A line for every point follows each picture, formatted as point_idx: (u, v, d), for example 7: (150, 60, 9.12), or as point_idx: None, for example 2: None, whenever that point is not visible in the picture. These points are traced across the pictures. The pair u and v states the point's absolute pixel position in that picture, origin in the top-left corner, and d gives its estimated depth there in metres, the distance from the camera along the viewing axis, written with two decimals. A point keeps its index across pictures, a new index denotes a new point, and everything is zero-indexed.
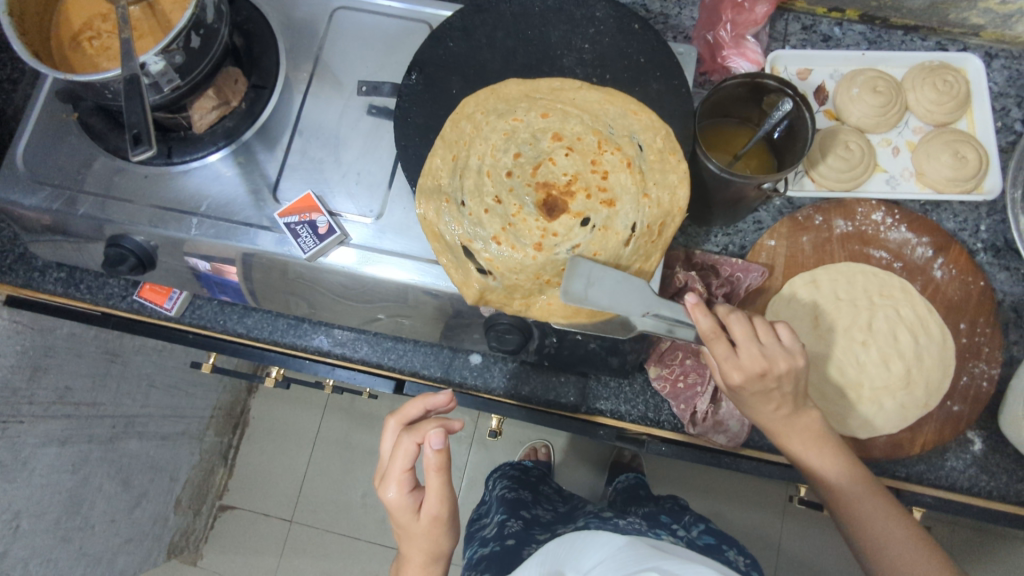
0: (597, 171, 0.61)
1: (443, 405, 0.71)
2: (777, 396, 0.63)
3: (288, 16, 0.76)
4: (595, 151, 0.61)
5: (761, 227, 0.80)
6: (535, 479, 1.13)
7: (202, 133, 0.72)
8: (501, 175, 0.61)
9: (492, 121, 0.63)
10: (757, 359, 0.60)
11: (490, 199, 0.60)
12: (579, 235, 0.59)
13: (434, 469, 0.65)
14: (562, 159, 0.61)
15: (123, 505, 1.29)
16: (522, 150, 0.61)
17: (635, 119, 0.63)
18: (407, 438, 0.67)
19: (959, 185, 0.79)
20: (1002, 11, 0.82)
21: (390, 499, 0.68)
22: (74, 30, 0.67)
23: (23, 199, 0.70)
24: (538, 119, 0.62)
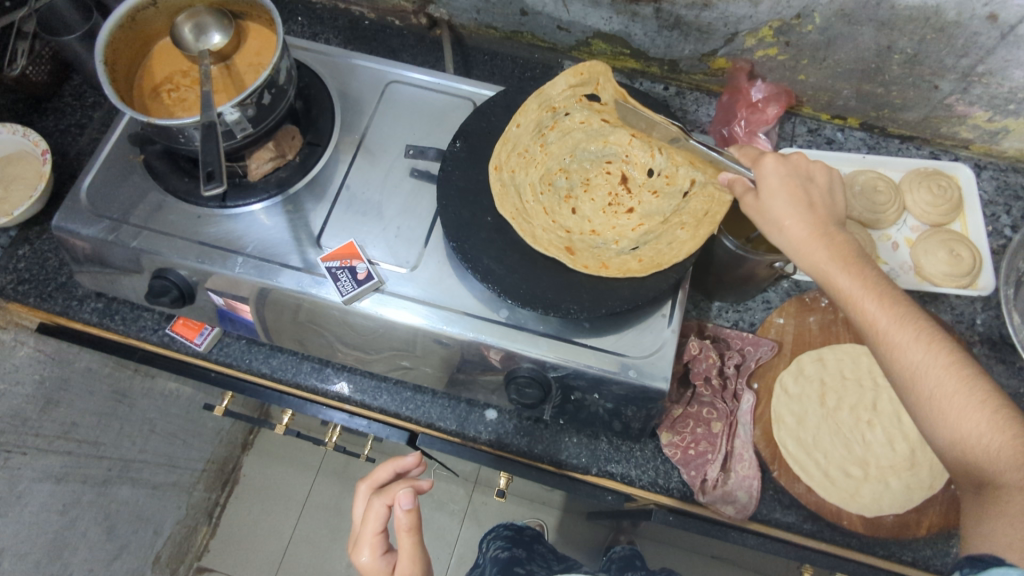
0: (634, 193, 0.76)
1: (412, 466, 0.70)
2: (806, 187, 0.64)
3: (347, 86, 0.85)
4: (647, 189, 0.76)
5: (769, 307, 0.86)
6: (531, 537, 1.11)
7: (256, 181, 0.77)
8: (561, 168, 0.77)
9: (589, 134, 0.78)
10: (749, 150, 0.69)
11: (548, 182, 0.77)
12: None
13: (405, 529, 0.62)
14: (612, 165, 0.78)
15: (104, 556, 1.18)
16: (590, 154, 0.78)
17: (695, 193, 0.73)
18: (377, 500, 0.65)
19: (956, 281, 0.84)
20: (989, 128, 0.90)
21: (363, 564, 0.65)
22: (155, 82, 0.74)
23: (80, 229, 0.75)
24: (625, 138, 0.77)
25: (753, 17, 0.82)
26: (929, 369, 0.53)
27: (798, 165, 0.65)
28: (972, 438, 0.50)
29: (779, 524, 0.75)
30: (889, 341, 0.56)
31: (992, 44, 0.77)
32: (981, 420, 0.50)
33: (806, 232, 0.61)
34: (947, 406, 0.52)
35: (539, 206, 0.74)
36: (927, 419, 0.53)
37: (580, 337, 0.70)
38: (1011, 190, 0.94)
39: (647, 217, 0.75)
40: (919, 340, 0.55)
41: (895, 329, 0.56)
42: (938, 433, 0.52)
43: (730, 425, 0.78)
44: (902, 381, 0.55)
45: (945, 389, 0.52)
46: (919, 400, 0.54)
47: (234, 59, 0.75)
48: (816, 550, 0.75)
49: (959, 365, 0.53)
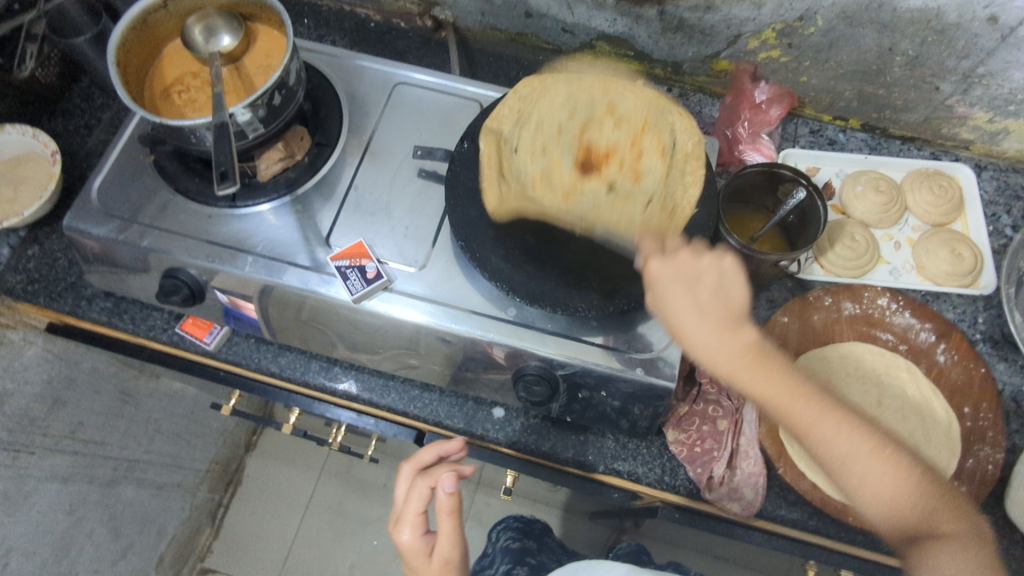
0: (620, 165, 0.72)
1: (456, 452, 0.70)
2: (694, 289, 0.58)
3: (354, 88, 0.85)
4: (637, 133, 0.73)
5: (773, 306, 0.87)
6: (541, 530, 1.11)
7: (265, 182, 0.78)
8: (553, 133, 0.73)
9: (559, 87, 0.75)
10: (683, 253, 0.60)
11: (538, 151, 0.73)
12: (601, 198, 0.70)
13: (446, 513, 0.62)
14: (609, 133, 0.73)
15: (109, 556, 1.18)
16: (590, 120, 0.74)
17: (678, 118, 0.74)
18: (422, 481, 0.66)
19: (957, 279, 0.86)
20: (990, 128, 0.91)
21: (403, 543, 0.65)
22: (165, 83, 0.75)
23: (90, 228, 0.75)
24: (598, 92, 0.75)
25: (756, 19, 0.83)
26: (856, 453, 0.55)
27: (686, 264, 0.60)
28: (903, 509, 0.54)
29: (785, 521, 0.76)
30: (814, 435, 0.56)
31: (992, 46, 0.78)
32: (898, 482, 0.55)
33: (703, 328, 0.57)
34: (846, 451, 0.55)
35: (517, 172, 0.72)
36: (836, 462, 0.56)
37: (587, 335, 0.71)
38: (1011, 190, 0.95)
39: (622, 194, 0.71)
40: (840, 429, 0.56)
41: (816, 427, 0.56)
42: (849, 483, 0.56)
43: (736, 423, 0.78)
44: (826, 464, 0.56)
45: (869, 470, 0.55)
46: (828, 464, 0.57)
47: (244, 60, 0.76)
48: (820, 548, 0.77)
49: (881, 443, 0.56)
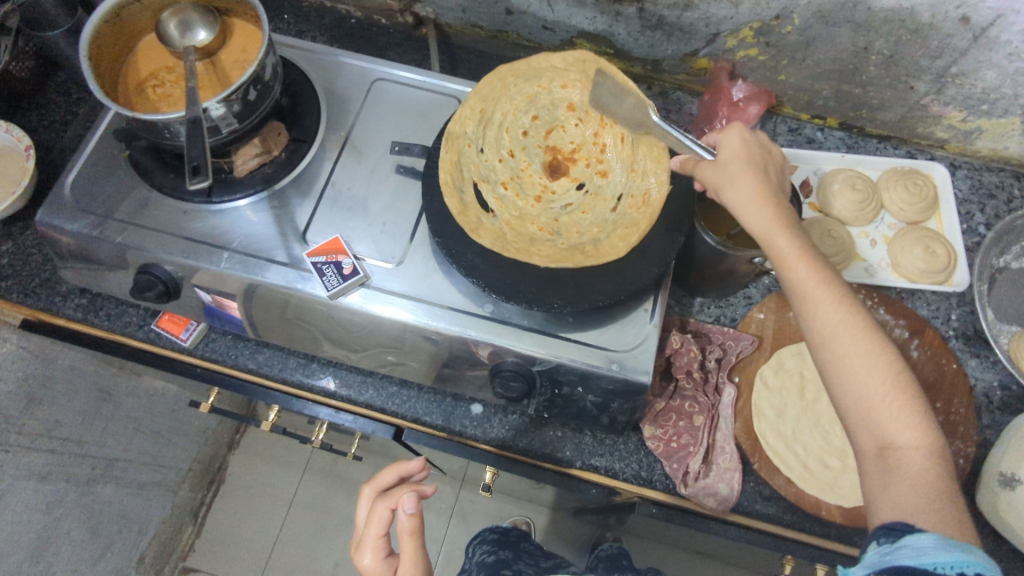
0: (586, 163, 0.77)
1: (418, 471, 0.69)
2: (759, 176, 0.65)
3: (332, 83, 0.85)
4: (599, 124, 0.76)
5: (751, 302, 0.88)
6: (517, 538, 1.13)
7: (241, 177, 0.77)
8: (518, 133, 0.77)
9: (519, 85, 0.76)
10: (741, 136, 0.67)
11: (505, 152, 0.77)
12: (573, 197, 0.76)
13: (408, 533, 0.62)
14: (571, 129, 0.78)
15: (88, 556, 1.16)
16: (553, 117, 0.78)
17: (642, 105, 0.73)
18: (381, 504, 0.65)
19: (930, 277, 0.87)
20: (964, 128, 0.93)
21: (364, 566, 0.64)
22: (139, 78, 0.74)
23: (64, 224, 0.75)
24: (556, 86, 0.76)
25: (733, 18, 0.83)
26: (868, 385, 0.55)
27: (760, 139, 0.68)
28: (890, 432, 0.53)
29: (760, 515, 0.77)
30: (835, 349, 0.57)
31: (965, 46, 0.79)
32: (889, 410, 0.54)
33: (768, 217, 0.62)
34: (863, 367, 0.55)
35: (486, 173, 0.75)
36: (834, 371, 0.57)
37: (563, 332, 0.71)
38: (985, 189, 0.96)
39: (591, 195, 0.76)
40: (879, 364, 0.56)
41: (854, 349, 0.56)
42: (846, 395, 0.56)
43: (711, 419, 0.79)
44: (835, 379, 0.57)
45: (866, 394, 0.55)
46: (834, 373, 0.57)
47: (219, 55, 0.75)
48: (796, 542, 0.77)
49: (894, 374, 0.55)
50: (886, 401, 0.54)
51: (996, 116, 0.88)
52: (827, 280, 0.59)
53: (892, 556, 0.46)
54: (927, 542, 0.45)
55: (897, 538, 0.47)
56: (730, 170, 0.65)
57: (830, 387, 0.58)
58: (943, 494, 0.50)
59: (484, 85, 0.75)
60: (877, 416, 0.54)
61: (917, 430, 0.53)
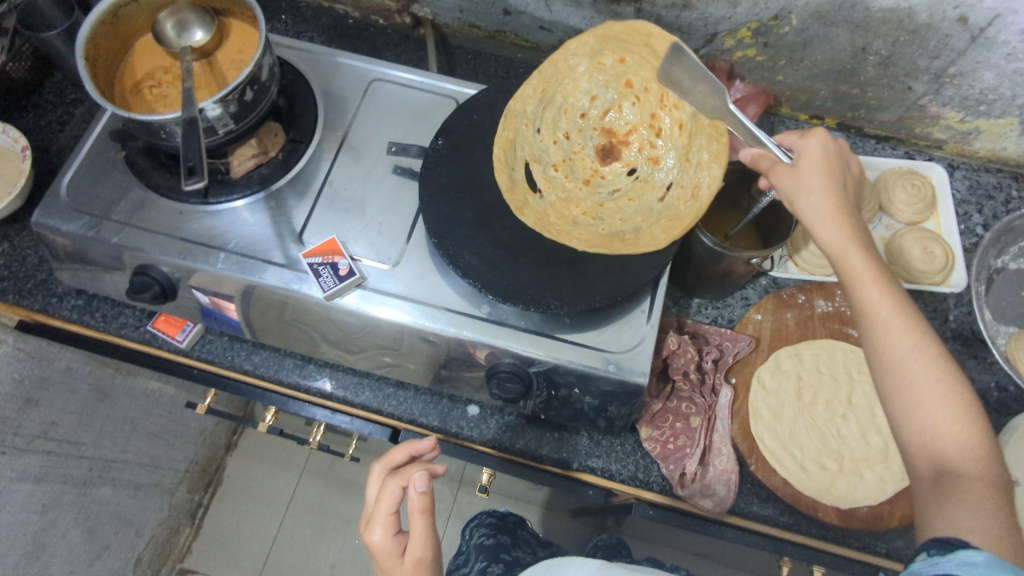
0: (639, 147, 0.76)
1: (430, 450, 0.68)
2: (839, 191, 0.61)
3: (329, 84, 0.85)
4: (656, 107, 0.74)
5: (748, 303, 0.87)
6: (515, 524, 1.12)
7: (238, 178, 0.77)
8: (576, 114, 0.77)
9: (583, 64, 0.75)
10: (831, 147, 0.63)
11: (561, 134, 0.77)
12: (622, 182, 0.76)
13: (417, 512, 0.61)
14: (629, 110, 0.76)
15: (84, 557, 1.16)
16: (613, 96, 0.76)
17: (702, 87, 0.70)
18: (392, 481, 0.64)
19: (929, 278, 0.86)
20: (962, 128, 0.92)
21: (374, 543, 0.64)
22: (136, 78, 0.74)
23: (60, 225, 0.74)
24: (618, 64, 0.74)
25: (732, 18, 0.83)
26: (933, 411, 0.53)
27: (843, 151, 0.64)
28: (956, 461, 0.51)
29: (756, 518, 0.77)
30: (903, 370, 0.54)
31: (963, 46, 0.79)
32: (957, 440, 0.51)
33: (844, 235, 0.59)
34: (930, 395, 0.53)
35: (539, 153, 0.76)
36: (902, 394, 0.54)
37: (559, 333, 0.71)
38: (983, 189, 0.96)
39: (642, 181, 0.75)
40: (947, 390, 0.53)
41: (923, 373, 0.54)
42: (910, 422, 0.54)
43: (709, 420, 0.79)
44: (897, 400, 0.55)
45: (932, 419, 0.53)
46: (896, 392, 0.55)
47: (216, 55, 0.75)
48: (793, 544, 0.77)
49: (966, 404, 0.52)
50: (950, 430, 0.52)
51: (994, 117, 0.88)
52: (900, 305, 0.56)
53: (939, 567, 0.44)
54: (978, 558, 0.43)
55: (947, 551, 0.45)
56: (808, 178, 0.61)
57: (892, 409, 0.55)
58: (1007, 526, 0.47)
59: (549, 64, 0.74)
60: (941, 444, 0.52)
61: (983, 463, 0.50)
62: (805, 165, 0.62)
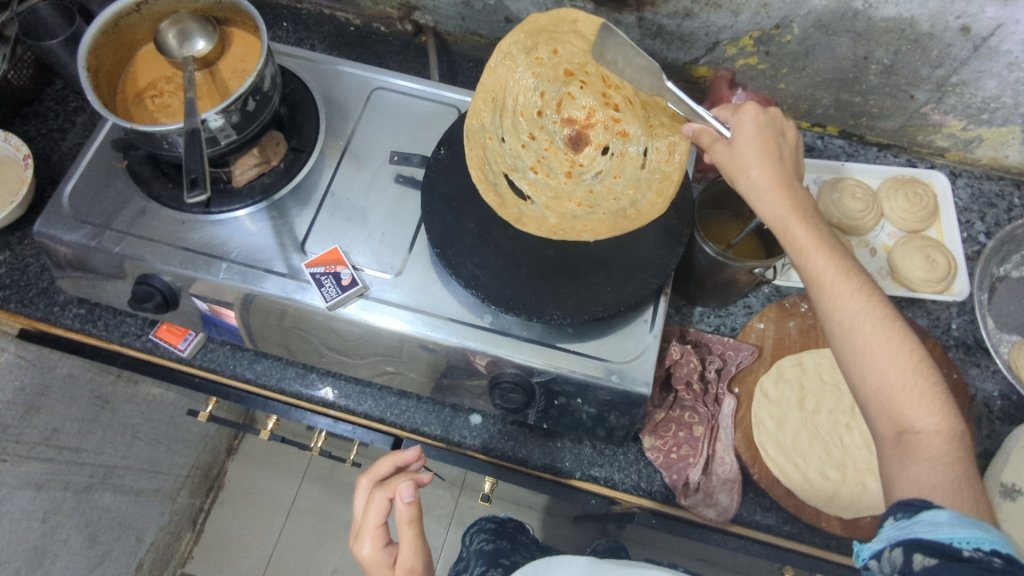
0: (604, 127, 0.76)
1: (413, 460, 0.68)
2: (779, 160, 0.61)
3: (331, 92, 0.85)
4: (605, 85, 0.75)
5: (750, 311, 0.88)
6: (514, 530, 1.11)
7: (240, 187, 0.77)
8: (533, 114, 0.77)
9: (520, 62, 0.73)
10: (765, 117, 0.63)
11: (526, 136, 0.77)
12: (600, 164, 0.76)
13: (406, 522, 0.61)
14: (579, 95, 0.76)
15: (86, 563, 1.15)
16: (557, 87, 0.76)
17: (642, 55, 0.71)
18: (378, 493, 0.64)
19: (932, 285, 0.86)
20: (964, 136, 0.93)
21: (364, 556, 0.63)
22: (138, 88, 0.74)
23: (62, 234, 0.74)
24: (551, 57, 0.73)
25: (733, 27, 0.83)
26: (886, 369, 0.52)
27: (776, 118, 0.64)
28: (912, 416, 0.50)
29: (759, 526, 0.77)
30: (853, 334, 0.54)
31: (965, 55, 0.78)
32: (914, 397, 0.51)
33: (786, 206, 0.59)
34: (882, 355, 0.53)
35: (513, 162, 0.75)
36: (855, 360, 0.54)
37: (562, 342, 0.71)
38: (985, 198, 0.96)
39: (617, 156, 0.76)
40: (897, 347, 0.53)
41: (874, 334, 0.54)
42: (866, 387, 0.53)
43: (712, 430, 0.79)
44: (853, 364, 0.54)
45: (886, 378, 0.52)
46: (852, 358, 0.55)
47: (218, 64, 0.75)
48: (795, 551, 0.77)
49: (918, 358, 0.52)
50: (906, 388, 0.51)
51: (996, 125, 0.88)
52: (844, 272, 0.56)
53: (906, 530, 0.45)
54: (943, 518, 0.43)
55: (913, 515, 0.45)
56: (746, 151, 0.62)
57: (850, 376, 0.55)
58: (967, 480, 0.47)
59: (489, 75, 0.73)
60: (898, 402, 0.51)
61: (941, 417, 0.50)
62: (742, 137, 0.62)
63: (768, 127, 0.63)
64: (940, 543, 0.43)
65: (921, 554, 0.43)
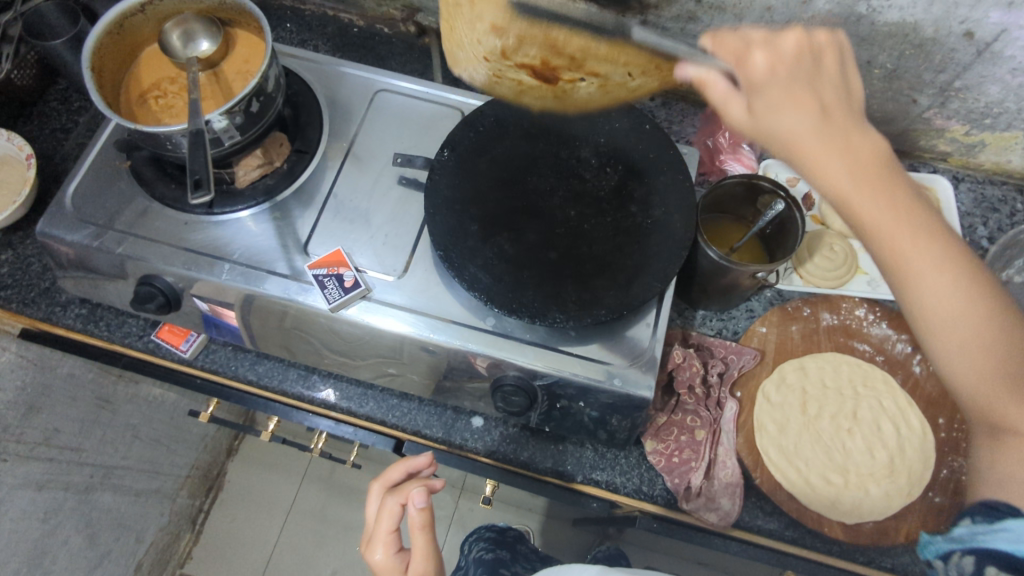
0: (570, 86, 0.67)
1: (427, 466, 0.68)
2: (817, 84, 0.51)
3: (334, 94, 0.85)
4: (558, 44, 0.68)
5: (752, 315, 0.87)
6: (515, 540, 1.14)
7: (243, 188, 0.77)
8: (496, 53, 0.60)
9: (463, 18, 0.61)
10: (791, 34, 0.52)
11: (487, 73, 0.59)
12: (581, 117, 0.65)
13: (417, 528, 0.62)
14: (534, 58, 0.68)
15: (85, 563, 1.15)
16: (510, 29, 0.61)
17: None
18: (391, 499, 0.64)
19: None
20: (966, 141, 0.92)
21: (376, 562, 0.63)
22: (142, 88, 0.74)
23: (64, 235, 0.74)
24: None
25: (737, 30, 0.83)
26: (975, 362, 0.49)
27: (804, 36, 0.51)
28: (1004, 410, 0.49)
29: (762, 531, 0.77)
30: (936, 323, 0.50)
31: (969, 60, 0.78)
32: (1003, 387, 0.49)
33: (847, 168, 0.49)
34: (970, 344, 0.49)
35: None
36: (941, 350, 0.50)
37: (564, 345, 0.71)
38: (987, 202, 0.96)
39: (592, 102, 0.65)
40: (985, 331, 0.49)
41: (956, 321, 0.49)
42: (956, 374, 0.50)
43: (714, 434, 0.79)
44: (938, 353, 0.51)
45: (975, 369, 0.49)
46: (935, 345, 0.51)
47: (222, 65, 0.75)
48: (798, 557, 0.77)
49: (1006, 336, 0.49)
50: (987, 349, 0.49)
51: (999, 130, 0.88)
52: (901, 214, 0.49)
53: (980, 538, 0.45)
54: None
55: (995, 521, 0.45)
56: (778, 92, 0.50)
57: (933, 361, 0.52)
58: None
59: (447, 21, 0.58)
60: (988, 394, 0.49)
61: None
62: (770, 70, 0.50)
63: (796, 43, 0.52)
64: (1016, 556, 0.43)
65: (994, 566, 0.44)
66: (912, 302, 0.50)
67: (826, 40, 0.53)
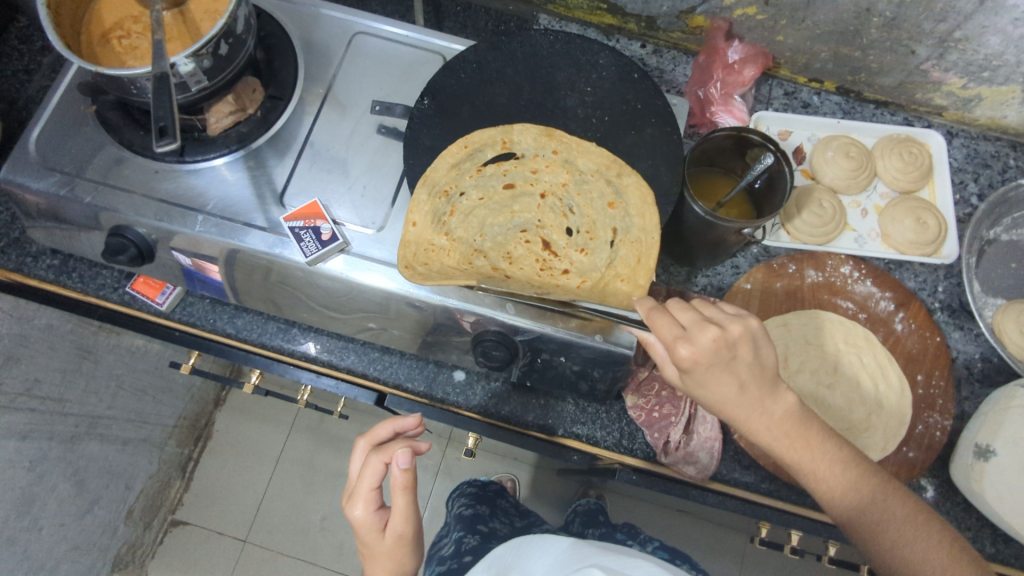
0: (547, 187, 0.70)
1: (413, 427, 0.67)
2: (732, 370, 0.59)
3: (309, 36, 0.81)
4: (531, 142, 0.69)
5: (738, 272, 0.87)
6: (494, 494, 1.16)
7: (215, 136, 0.74)
8: (471, 197, 0.69)
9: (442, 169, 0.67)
10: (708, 329, 0.57)
11: (472, 218, 0.69)
12: (563, 224, 0.69)
13: (400, 489, 0.61)
14: (507, 163, 0.70)
15: (74, 510, 1.15)
16: (479, 170, 0.69)
17: (555, 150, 0.69)
18: (374, 457, 0.63)
19: (920, 249, 0.86)
20: (963, 94, 0.90)
21: (356, 518, 0.63)
22: (104, 27, 0.70)
23: (30, 182, 0.72)
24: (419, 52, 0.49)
25: None
26: (827, 469, 0.62)
27: (717, 348, 0.57)
28: (854, 498, 0.61)
29: (738, 484, 0.78)
30: (801, 439, 0.62)
31: (971, 9, 0.76)
32: (850, 480, 0.62)
33: (738, 336, 0.58)
34: (822, 455, 0.62)
35: (479, 248, 0.68)
36: (807, 464, 0.62)
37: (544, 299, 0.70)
38: (980, 158, 0.95)
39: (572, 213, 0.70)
40: (826, 443, 0.62)
41: (814, 437, 0.62)
42: (813, 480, 0.62)
43: None
44: (805, 463, 0.62)
45: (830, 470, 0.62)
46: (803, 456, 0.62)
47: (189, 4, 0.71)
48: (773, 509, 0.79)
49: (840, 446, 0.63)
50: (830, 458, 0.62)
51: (996, 84, 0.86)
52: (764, 353, 0.60)
53: None
54: None
55: None
56: (706, 375, 0.58)
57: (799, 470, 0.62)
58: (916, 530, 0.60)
59: (413, 239, 0.67)
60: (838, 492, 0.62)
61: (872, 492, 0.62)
62: (693, 360, 0.58)
63: (712, 339, 0.57)
64: None
65: None
66: (777, 421, 0.61)
67: (739, 331, 0.58)
